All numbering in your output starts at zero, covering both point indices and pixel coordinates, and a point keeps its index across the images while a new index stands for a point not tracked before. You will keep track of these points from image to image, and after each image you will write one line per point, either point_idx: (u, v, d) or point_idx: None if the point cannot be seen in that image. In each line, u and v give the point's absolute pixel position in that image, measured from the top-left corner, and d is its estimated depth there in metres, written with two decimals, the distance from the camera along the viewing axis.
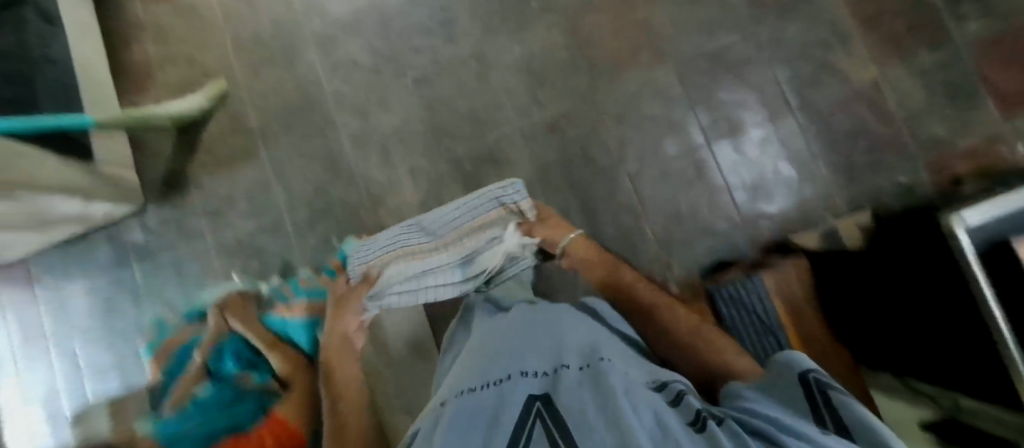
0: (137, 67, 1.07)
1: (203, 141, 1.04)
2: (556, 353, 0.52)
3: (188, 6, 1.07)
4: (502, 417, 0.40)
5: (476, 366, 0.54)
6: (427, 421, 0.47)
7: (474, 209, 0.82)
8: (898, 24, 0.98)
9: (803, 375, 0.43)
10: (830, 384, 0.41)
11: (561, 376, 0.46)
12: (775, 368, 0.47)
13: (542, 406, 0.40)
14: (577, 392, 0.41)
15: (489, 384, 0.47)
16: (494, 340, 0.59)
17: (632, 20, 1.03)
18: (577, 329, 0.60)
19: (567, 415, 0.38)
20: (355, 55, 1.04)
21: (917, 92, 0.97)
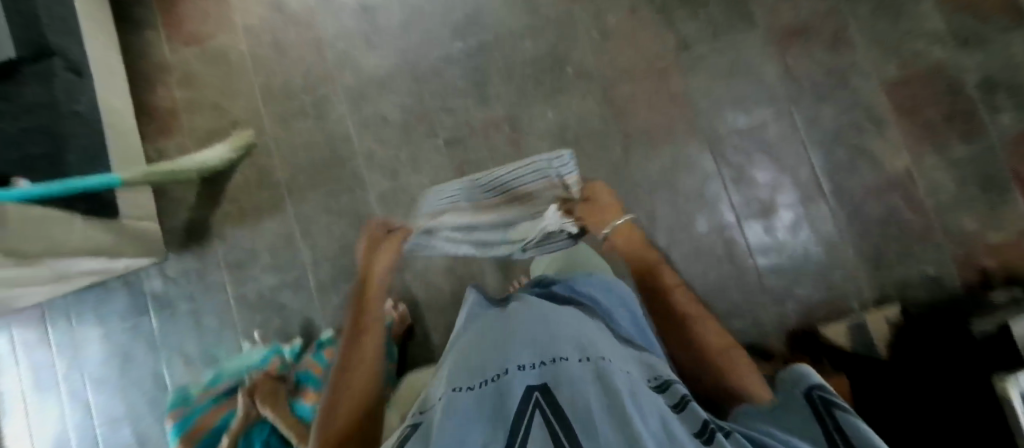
0: (162, 110, 1.05)
1: (229, 191, 1.03)
2: (550, 337, 0.46)
3: (217, 51, 1.05)
4: (498, 420, 0.34)
5: (464, 356, 0.47)
6: (413, 423, 0.39)
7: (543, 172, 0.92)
8: (933, 113, 0.98)
9: (810, 396, 0.38)
10: (834, 402, 0.36)
11: (562, 365, 0.39)
12: (784, 383, 0.42)
13: (541, 396, 0.34)
14: (582, 387, 0.35)
15: (484, 377, 0.40)
16: (484, 329, 0.52)
17: (667, 92, 1.02)
18: (574, 316, 0.53)
19: (573, 415, 0.32)
20: (387, 112, 1.03)
21: (949, 183, 0.96)
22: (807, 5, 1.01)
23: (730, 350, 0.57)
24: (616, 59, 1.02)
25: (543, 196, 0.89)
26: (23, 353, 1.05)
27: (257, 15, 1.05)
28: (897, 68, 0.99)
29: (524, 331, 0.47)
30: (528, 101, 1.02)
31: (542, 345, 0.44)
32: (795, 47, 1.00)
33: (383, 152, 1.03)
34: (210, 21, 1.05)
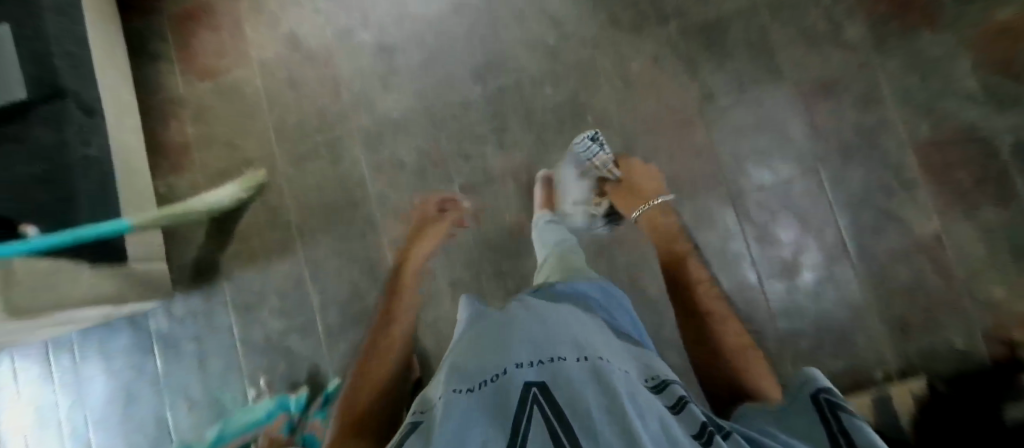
0: (174, 144, 1.03)
1: (239, 230, 1.01)
2: (547, 337, 0.45)
3: (232, 86, 1.03)
4: (495, 416, 0.33)
5: (460, 356, 0.46)
6: (403, 419, 0.38)
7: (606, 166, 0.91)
8: (966, 175, 0.94)
9: (814, 397, 0.36)
10: (842, 405, 0.35)
11: (560, 366, 0.39)
12: (790, 385, 0.40)
13: (539, 392, 0.34)
14: (581, 386, 0.35)
15: (482, 377, 0.39)
16: (484, 328, 0.51)
17: (690, 143, 0.98)
18: (570, 317, 0.52)
19: (572, 413, 0.31)
20: (402, 156, 1.01)
21: (980, 249, 0.92)
22: (838, 58, 0.97)
23: (750, 353, 0.56)
24: (639, 108, 0.99)
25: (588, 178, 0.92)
26: (22, 380, 1.02)
27: (274, 51, 1.03)
28: (929, 128, 0.95)
29: (520, 332, 0.47)
30: (548, 148, 0.99)
31: (540, 346, 0.43)
32: (824, 101, 0.96)
33: (397, 196, 1.00)
34: (225, 55, 1.04)
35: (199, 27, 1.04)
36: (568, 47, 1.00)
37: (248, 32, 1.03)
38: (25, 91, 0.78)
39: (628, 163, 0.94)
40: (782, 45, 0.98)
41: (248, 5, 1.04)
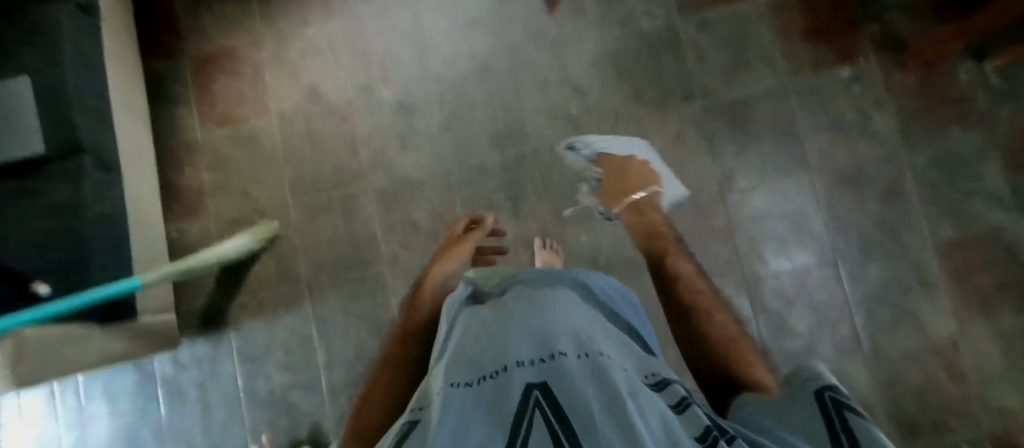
0: (187, 189, 1.02)
1: (249, 281, 1.01)
2: (548, 335, 0.48)
3: (250, 135, 1.02)
4: (500, 419, 0.36)
5: (467, 352, 0.50)
6: (412, 419, 0.42)
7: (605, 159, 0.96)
8: (987, 279, 0.91)
9: (819, 395, 0.36)
10: (847, 405, 0.34)
11: (561, 363, 0.42)
12: (797, 382, 0.40)
13: (540, 395, 0.37)
14: (579, 385, 0.38)
15: (485, 377, 0.43)
16: (493, 322, 0.55)
17: (710, 226, 0.95)
18: (570, 313, 0.55)
19: (571, 413, 0.34)
20: (416, 217, 1.00)
21: (995, 355, 0.89)
22: (867, 149, 0.94)
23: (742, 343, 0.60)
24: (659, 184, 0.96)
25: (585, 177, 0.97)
26: (26, 413, 1.02)
27: (295, 102, 1.02)
28: (951, 227, 0.92)
29: (523, 329, 0.51)
30: (564, 221, 0.97)
31: (541, 344, 0.47)
32: (845, 194, 0.94)
33: (407, 257, 1.00)
34: (244, 103, 1.03)
35: (220, 72, 1.03)
36: (588, 118, 0.98)
37: (269, 82, 1.02)
38: (43, 146, 0.78)
39: (610, 161, 0.95)
40: (807, 134, 0.95)
41: (270, 54, 1.03)
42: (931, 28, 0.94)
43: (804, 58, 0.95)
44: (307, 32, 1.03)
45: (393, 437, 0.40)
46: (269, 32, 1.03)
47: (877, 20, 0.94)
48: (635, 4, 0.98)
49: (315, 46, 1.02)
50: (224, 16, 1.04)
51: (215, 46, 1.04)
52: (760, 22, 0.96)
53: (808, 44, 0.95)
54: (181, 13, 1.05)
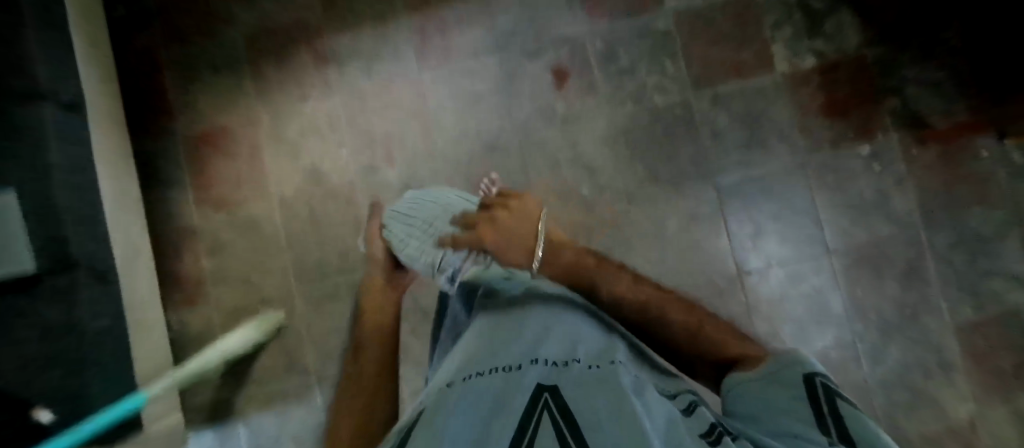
0: (186, 278, 0.98)
1: (255, 371, 0.98)
2: (561, 341, 0.47)
3: (249, 220, 0.97)
4: (504, 413, 0.35)
5: (476, 350, 0.48)
6: (414, 411, 0.40)
7: (431, 226, 0.80)
8: (1005, 361, 0.90)
9: (807, 378, 0.38)
10: (838, 392, 0.37)
11: (572, 369, 0.41)
12: (776, 361, 0.42)
13: (550, 396, 0.36)
14: (590, 389, 0.37)
15: (495, 368, 0.42)
16: (503, 320, 0.53)
17: (729, 309, 0.92)
18: (583, 318, 0.54)
19: (578, 414, 0.33)
20: (426, 304, 0.96)
21: (1014, 439, 0.88)
22: (887, 229, 0.91)
23: (705, 324, 0.54)
24: (676, 267, 0.93)
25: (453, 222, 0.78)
26: None
27: (295, 185, 0.97)
28: (971, 308, 0.90)
29: (535, 329, 0.49)
30: None
31: (553, 350, 0.45)
32: (866, 275, 0.91)
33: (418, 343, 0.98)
34: (243, 187, 0.97)
35: (217, 153, 0.98)
36: (602, 199, 0.94)
37: (268, 164, 0.97)
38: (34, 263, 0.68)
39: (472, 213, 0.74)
40: (826, 214, 0.92)
41: (268, 133, 0.97)
42: (957, 109, 0.91)
43: (823, 135, 0.93)
44: (306, 110, 0.97)
45: (395, 428, 0.38)
46: (266, 109, 0.98)
47: (898, 94, 0.92)
48: (648, 78, 0.94)
49: (314, 125, 0.97)
50: (216, 92, 0.98)
51: (210, 125, 0.98)
52: (777, 96, 0.93)
53: (826, 120, 0.93)
54: (173, 90, 0.99)
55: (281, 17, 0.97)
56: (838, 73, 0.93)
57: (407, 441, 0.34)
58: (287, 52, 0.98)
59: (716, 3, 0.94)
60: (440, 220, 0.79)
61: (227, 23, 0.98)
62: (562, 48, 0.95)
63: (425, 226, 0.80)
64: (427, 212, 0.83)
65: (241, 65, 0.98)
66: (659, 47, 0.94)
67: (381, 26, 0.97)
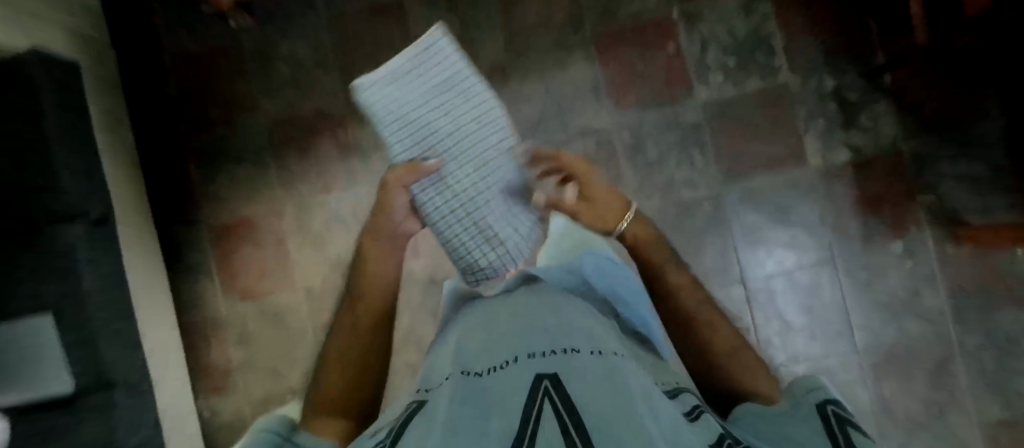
0: (215, 368, 0.98)
1: None
2: (565, 327, 0.40)
3: (277, 312, 0.98)
4: (497, 409, 0.29)
5: (473, 341, 0.42)
6: (419, 402, 0.37)
7: (467, 203, 0.57)
8: None
9: (819, 407, 0.35)
10: (853, 421, 0.33)
11: (576, 360, 0.34)
12: (797, 392, 0.39)
13: (551, 387, 0.29)
14: (598, 383, 0.30)
15: (491, 368, 0.35)
16: (502, 311, 0.46)
17: None
18: (592, 311, 0.47)
19: (586, 413, 0.26)
20: None
21: None
22: (914, 326, 0.90)
23: (739, 355, 0.48)
24: None
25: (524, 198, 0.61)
26: None
27: (319, 277, 0.97)
28: (1000, 408, 0.89)
29: (535, 320, 0.42)
30: None
31: (558, 335, 0.39)
32: (894, 373, 0.91)
33: None
34: (268, 278, 0.98)
35: (242, 244, 0.98)
36: None
37: (292, 254, 0.97)
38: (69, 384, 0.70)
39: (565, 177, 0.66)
40: (856, 310, 0.91)
41: (293, 224, 0.97)
42: (997, 209, 0.87)
43: (854, 231, 0.91)
44: (330, 201, 0.97)
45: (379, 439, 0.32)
46: (289, 199, 0.97)
47: (931, 191, 0.90)
48: (677, 171, 0.93)
49: (339, 217, 0.97)
50: (240, 182, 0.98)
51: (235, 216, 0.98)
52: (809, 191, 0.91)
53: (859, 216, 0.91)
54: (196, 179, 0.99)
55: (305, 107, 0.97)
56: (874, 170, 0.90)
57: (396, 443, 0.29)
58: (312, 142, 0.97)
59: (747, 94, 0.91)
60: (484, 195, 0.57)
61: (250, 112, 0.97)
62: (589, 139, 0.93)
63: (464, 206, 0.57)
64: (462, 177, 0.57)
65: (265, 155, 0.97)
66: (689, 138, 0.92)
67: None
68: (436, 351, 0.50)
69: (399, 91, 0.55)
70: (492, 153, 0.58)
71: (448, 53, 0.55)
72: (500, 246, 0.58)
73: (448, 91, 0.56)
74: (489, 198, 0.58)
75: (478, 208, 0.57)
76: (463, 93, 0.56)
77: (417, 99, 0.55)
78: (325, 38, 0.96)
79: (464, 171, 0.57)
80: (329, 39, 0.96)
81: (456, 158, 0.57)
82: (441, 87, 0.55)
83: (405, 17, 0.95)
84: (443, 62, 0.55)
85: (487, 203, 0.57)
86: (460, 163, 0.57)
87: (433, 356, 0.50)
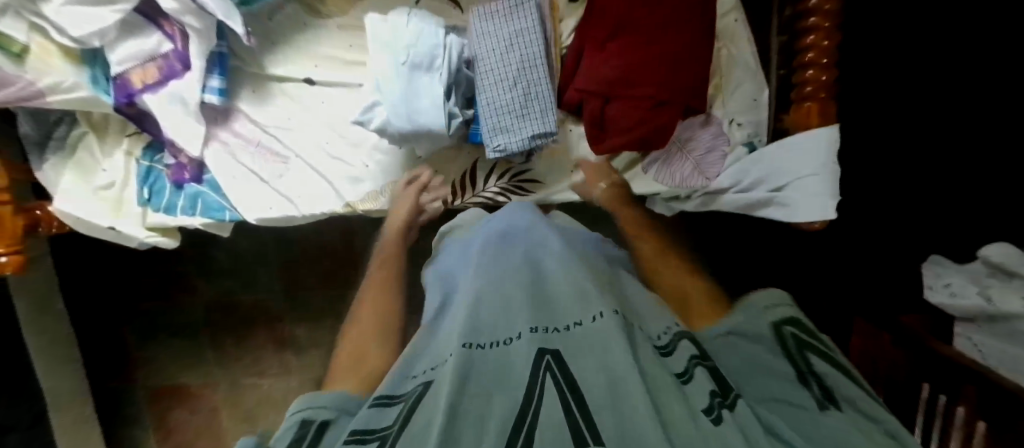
0: None
1: None
2: (570, 291, 0.36)
3: None
4: (503, 394, 0.27)
5: (474, 299, 0.37)
6: (425, 381, 0.31)
7: (498, 104, 0.57)
8: None
9: (776, 328, 0.38)
10: (806, 339, 0.37)
11: (585, 334, 0.31)
12: (753, 301, 0.41)
13: (553, 363, 0.28)
14: (596, 360, 0.28)
15: (496, 343, 0.32)
16: (491, 267, 0.41)
17: None
18: (594, 269, 0.41)
19: (586, 390, 0.26)
20: None
21: None
22: None
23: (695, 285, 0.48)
24: None
25: (545, 119, 0.57)
26: None
27: None
28: None
29: (530, 283, 0.38)
30: None
31: (546, 309, 0.35)
32: None
33: None
34: (200, 441, 1.01)
35: (176, 407, 1.01)
36: None
37: (225, 424, 1.00)
38: None
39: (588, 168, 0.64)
40: None
41: (225, 399, 1.00)
42: None
43: None
44: (262, 383, 0.99)
45: (398, 409, 0.29)
46: (223, 375, 1.00)
47: None
48: None
49: (269, 398, 1.00)
50: (177, 357, 1.00)
51: (172, 381, 1.01)
52: None
53: None
54: (133, 342, 1.00)
55: (243, 294, 0.98)
56: None
57: (412, 428, 0.26)
58: (246, 329, 0.99)
59: None
60: (511, 106, 0.57)
61: (187, 293, 0.98)
62: None
63: (491, 105, 0.57)
64: (499, 88, 0.57)
65: (201, 332, 0.99)
66: None
67: (337, 319, 0.97)
68: (434, 316, 0.42)
69: (491, 25, 0.57)
70: (520, 67, 0.57)
71: (534, 32, 0.57)
72: (516, 144, 0.57)
73: (521, 39, 0.57)
74: (513, 103, 0.57)
75: (511, 141, 0.57)
76: (526, 40, 0.57)
77: (495, 51, 0.57)
78: (269, 238, 0.96)
79: (496, 79, 0.57)
80: (272, 241, 0.96)
81: (497, 60, 0.57)
82: (512, 37, 0.56)
83: (352, 232, 0.96)
84: (526, 43, 0.57)
85: (516, 114, 0.57)
86: (494, 52, 0.57)
87: (438, 322, 0.41)
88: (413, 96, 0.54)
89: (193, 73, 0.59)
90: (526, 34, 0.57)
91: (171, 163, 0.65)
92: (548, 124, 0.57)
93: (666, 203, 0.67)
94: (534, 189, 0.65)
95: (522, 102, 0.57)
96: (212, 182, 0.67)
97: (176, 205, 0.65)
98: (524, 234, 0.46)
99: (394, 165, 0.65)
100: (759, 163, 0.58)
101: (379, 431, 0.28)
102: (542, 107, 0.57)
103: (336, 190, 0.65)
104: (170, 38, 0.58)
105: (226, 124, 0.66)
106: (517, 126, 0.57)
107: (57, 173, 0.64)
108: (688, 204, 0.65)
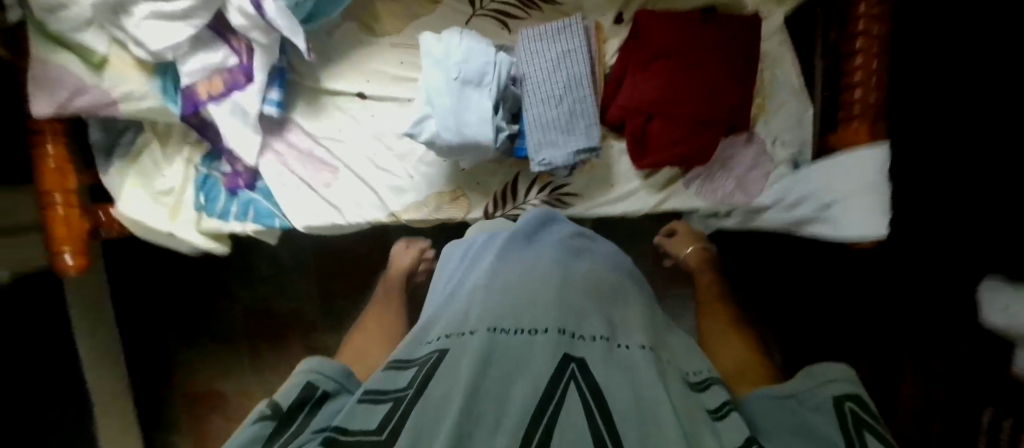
0: None
1: None
2: (596, 310, 0.36)
3: None
4: (525, 379, 0.27)
5: (501, 289, 0.37)
6: (441, 348, 0.32)
7: (544, 119, 0.59)
8: None
9: (837, 403, 0.32)
10: (872, 421, 0.29)
11: (614, 354, 0.31)
12: (815, 373, 0.36)
13: (578, 371, 0.28)
14: (623, 377, 0.28)
15: (520, 330, 0.32)
16: (522, 264, 0.41)
17: None
18: (624, 298, 0.41)
19: (611, 398, 0.26)
20: None
21: None
22: None
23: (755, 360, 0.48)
24: None
25: (590, 134, 0.58)
26: None
27: None
28: None
29: (557, 284, 0.38)
30: None
31: (575, 313, 0.35)
32: None
33: None
34: None
35: (211, 412, 1.02)
36: None
37: None
38: None
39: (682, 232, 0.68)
40: None
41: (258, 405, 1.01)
42: None
43: None
44: None
45: (415, 373, 0.30)
46: (258, 381, 1.01)
47: None
48: None
49: None
50: (214, 362, 1.02)
51: (208, 386, 1.02)
52: None
53: None
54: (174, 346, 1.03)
55: (280, 302, 1.01)
56: None
57: (428, 396, 0.26)
58: (281, 337, 1.01)
59: None
60: (557, 122, 0.58)
61: (228, 300, 1.01)
62: None
63: (537, 120, 0.59)
64: (545, 105, 0.58)
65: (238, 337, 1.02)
66: None
67: None
68: (447, 290, 0.44)
69: (539, 45, 0.60)
70: (568, 84, 0.58)
71: (582, 50, 0.59)
72: (559, 158, 0.59)
73: (569, 57, 0.59)
74: (558, 119, 0.58)
75: (556, 157, 0.59)
76: (574, 58, 0.59)
77: (544, 68, 0.59)
78: (308, 247, 0.99)
79: (543, 95, 0.59)
80: (310, 250, 0.99)
81: (545, 77, 0.59)
82: (561, 55, 0.59)
83: (387, 244, 0.97)
84: (575, 61, 0.59)
85: (561, 129, 0.59)
86: (542, 70, 0.59)
87: (452, 296, 0.42)
88: (464, 111, 0.55)
89: (255, 85, 0.62)
90: (575, 52, 0.59)
91: (227, 171, 0.69)
92: (594, 140, 0.59)
93: (704, 219, 0.68)
94: (573, 202, 0.66)
95: (567, 118, 0.58)
96: (264, 190, 0.69)
97: (228, 211, 0.68)
98: (551, 242, 0.46)
99: (437, 177, 0.67)
100: (802, 182, 0.58)
101: (392, 391, 0.29)
102: (587, 124, 0.58)
103: (380, 200, 0.67)
104: (236, 53, 0.61)
105: (282, 135, 0.69)
106: (561, 141, 0.59)
107: (120, 176, 0.68)
108: (727, 220, 0.65)
